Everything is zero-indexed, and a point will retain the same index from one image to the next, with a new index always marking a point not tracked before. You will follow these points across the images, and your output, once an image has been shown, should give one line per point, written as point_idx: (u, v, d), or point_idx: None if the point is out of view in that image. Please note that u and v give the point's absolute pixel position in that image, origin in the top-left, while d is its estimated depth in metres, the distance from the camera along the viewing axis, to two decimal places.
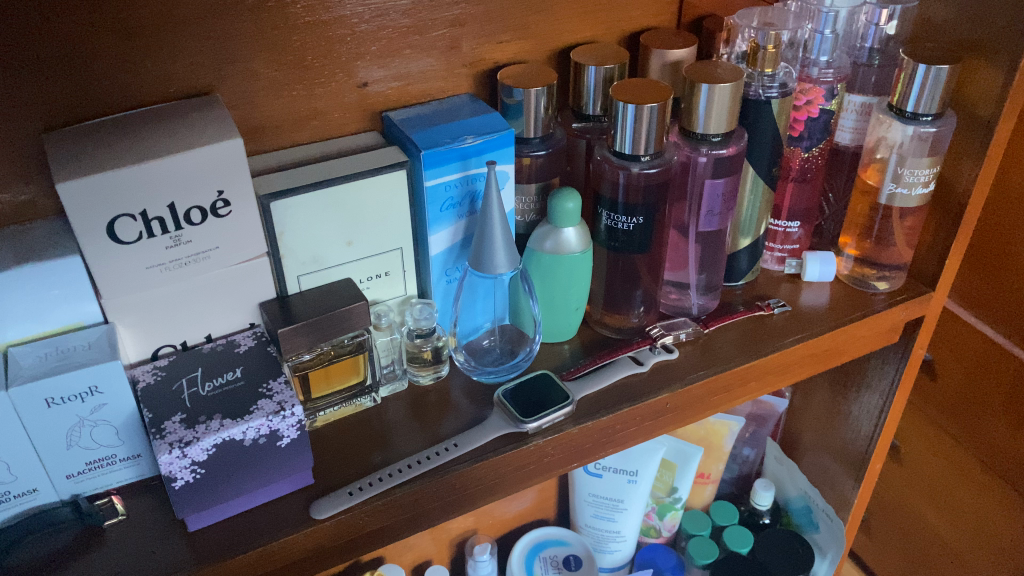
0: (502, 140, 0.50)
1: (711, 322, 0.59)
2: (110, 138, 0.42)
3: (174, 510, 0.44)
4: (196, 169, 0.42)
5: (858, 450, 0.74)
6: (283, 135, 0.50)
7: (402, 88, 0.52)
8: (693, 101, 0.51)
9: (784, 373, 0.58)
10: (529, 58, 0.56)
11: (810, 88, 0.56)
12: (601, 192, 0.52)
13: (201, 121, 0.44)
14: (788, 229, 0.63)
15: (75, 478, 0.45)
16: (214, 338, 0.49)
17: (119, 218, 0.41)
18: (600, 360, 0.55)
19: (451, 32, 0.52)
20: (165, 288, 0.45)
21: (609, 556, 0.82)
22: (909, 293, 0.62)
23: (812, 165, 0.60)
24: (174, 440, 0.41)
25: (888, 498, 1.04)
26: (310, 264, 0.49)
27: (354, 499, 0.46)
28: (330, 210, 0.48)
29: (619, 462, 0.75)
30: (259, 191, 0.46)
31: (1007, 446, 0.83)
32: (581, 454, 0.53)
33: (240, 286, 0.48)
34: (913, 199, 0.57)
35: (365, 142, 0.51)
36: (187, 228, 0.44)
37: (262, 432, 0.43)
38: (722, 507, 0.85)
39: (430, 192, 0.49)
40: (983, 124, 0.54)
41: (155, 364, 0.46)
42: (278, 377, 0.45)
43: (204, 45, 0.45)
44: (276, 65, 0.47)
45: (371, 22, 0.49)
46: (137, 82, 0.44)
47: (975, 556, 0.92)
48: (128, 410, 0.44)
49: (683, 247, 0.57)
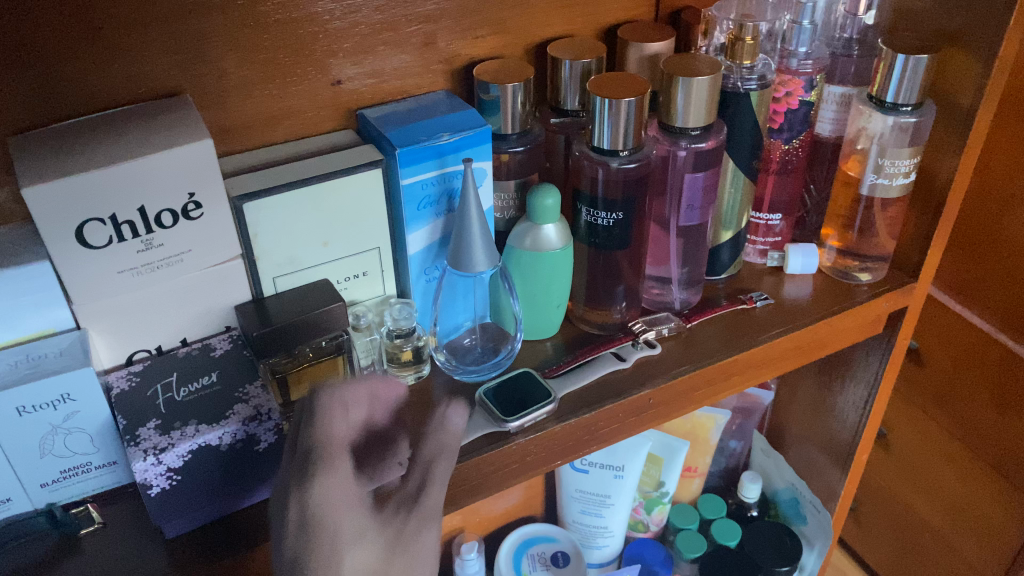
0: (479, 137, 0.49)
1: (694, 315, 0.58)
2: (79, 141, 0.41)
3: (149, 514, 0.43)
4: (168, 172, 0.42)
5: (845, 442, 0.74)
6: (257, 134, 0.49)
7: (377, 86, 0.52)
8: (672, 95, 0.50)
9: (768, 366, 0.58)
10: (506, 53, 0.56)
11: (789, 80, 0.56)
12: (581, 188, 0.52)
13: (171, 122, 0.43)
14: (770, 221, 0.62)
15: (50, 486, 0.44)
16: (189, 342, 0.48)
17: (89, 223, 0.40)
18: (582, 356, 0.54)
19: (425, 28, 0.51)
20: (138, 292, 0.44)
21: (598, 552, 0.82)
22: (892, 284, 0.61)
23: (793, 157, 0.59)
24: (149, 447, 0.41)
25: (876, 486, 1.04)
26: (286, 265, 0.48)
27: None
28: (306, 210, 0.47)
29: (604, 457, 0.75)
30: (231, 192, 0.45)
31: (994, 433, 0.84)
32: (565, 452, 0.52)
33: (215, 289, 0.47)
34: (894, 189, 0.57)
35: (340, 140, 0.51)
36: (158, 231, 0.43)
37: (239, 436, 0.43)
38: (710, 500, 0.85)
39: (407, 191, 0.49)
40: (963, 112, 0.54)
41: (129, 370, 0.45)
42: (254, 382, 0.45)
43: (173, 45, 0.44)
44: (249, 64, 0.47)
45: (344, 19, 0.48)
46: (106, 83, 0.43)
47: (965, 545, 0.92)
48: (102, 417, 0.43)
49: (664, 241, 0.57)
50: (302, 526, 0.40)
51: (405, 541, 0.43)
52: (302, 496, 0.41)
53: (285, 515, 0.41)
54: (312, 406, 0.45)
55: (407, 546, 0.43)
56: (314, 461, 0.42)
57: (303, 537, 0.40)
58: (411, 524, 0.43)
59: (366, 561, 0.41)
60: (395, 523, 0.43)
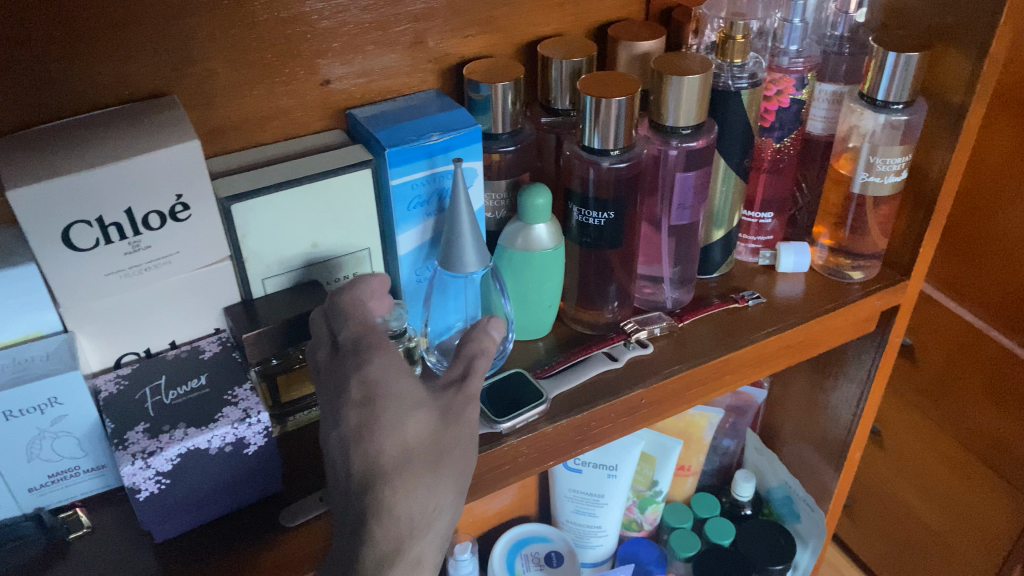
0: (469, 137, 0.49)
1: (686, 314, 0.58)
2: (65, 142, 0.41)
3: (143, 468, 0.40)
4: (155, 173, 0.41)
5: (838, 440, 0.74)
6: (245, 135, 0.49)
7: (367, 85, 0.51)
8: (663, 94, 0.50)
9: (761, 365, 0.58)
10: (496, 52, 0.55)
11: (780, 78, 0.56)
12: (572, 188, 0.52)
13: (158, 123, 0.43)
14: (762, 220, 0.62)
15: (38, 491, 0.44)
16: (178, 345, 0.48)
17: (75, 225, 0.40)
18: (574, 357, 0.54)
19: (415, 27, 0.51)
20: (125, 294, 0.44)
21: (592, 551, 0.82)
22: (884, 282, 0.61)
23: (785, 156, 0.59)
24: (137, 450, 0.40)
25: (870, 483, 1.04)
26: (275, 267, 0.48)
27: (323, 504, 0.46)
28: (294, 211, 0.46)
29: (597, 457, 0.74)
30: (219, 193, 0.45)
31: (987, 430, 0.84)
32: (557, 452, 0.52)
33: (203, 291, 0.47)
34: (886, 187, 0.56)
35: (330, 141, 0.51)
36: (146, 233, 0.43)
37: (228, 440, 0.42)
38: (703, 499, 0.85)
39: (397, 191, 0.48)
40: (955, 109, 0.54)
41: (117, 373, 0.45)
42: (243, 384, 0.45)
43: (160, 45, 0.44)
44: (237, 65, 0.46)
45: (332, 18, 0.48)
46: (92, 84, 0.43)
47: (960, 541, 0.92)
48: (90, 421, 0.43)
49: (656, 240, 0.57)
50: (359, 402, 0.37)
51: (457, 411, 0.39)
52: (359, 369, 0.38)
53: (338, 394, 0.38)
54: (348, 291, 0.43)
55: (460, 416, 0.39)
56: (363, 341, 0.39)
57: (363, 411, 0.37)
58: (459, 394, 0.40)
59: (427, 428, 0.37)
60: (446, 397, 0.39)
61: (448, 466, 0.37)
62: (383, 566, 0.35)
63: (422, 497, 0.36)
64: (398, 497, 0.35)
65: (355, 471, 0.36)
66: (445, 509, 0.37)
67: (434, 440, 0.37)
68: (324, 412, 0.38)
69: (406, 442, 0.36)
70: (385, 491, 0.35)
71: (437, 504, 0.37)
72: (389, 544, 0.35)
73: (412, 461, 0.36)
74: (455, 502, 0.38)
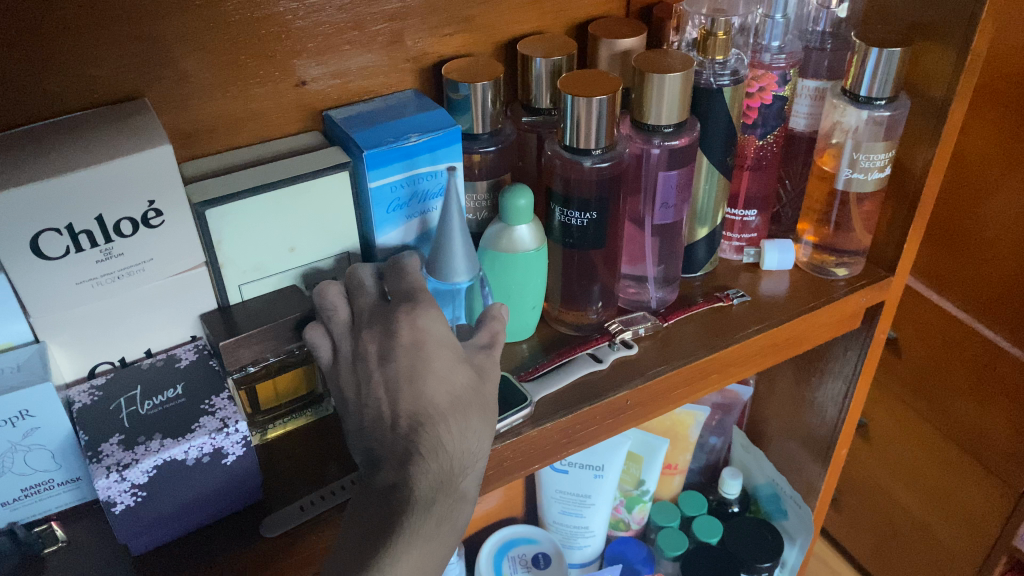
0: (448, 137, 0.48)
1: (670, 314, 0.58)
2: (32, 148, 0.40)
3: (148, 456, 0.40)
4: (126, 178, 0.40)
5: (825, 436, 0.74)
6: (220, 138, 0.48)
7: (344, 86, 0.50)
8: (644, 93, 0.50)
9: (745, 365, 0.58)
10: (476, 50, 0.55)
11: (762, 75, 0.55)
12: (553, 188, 0.51)
13: (128, 127, 0.42)
14: (745, 217, 0.61)
15: (11, 505, 0.43)
16: (154, 353, 0.47)
17: (44, 234, 0.39)
18: (558, 359, 0.54)
19: (392, 26, 0.50)
20: (98, 303, 0.43)
21: (579, 552, 0.81)
22: (868, 278, 0.61)
23: (767, 153, 0.59)
24: (112, 463, 0.39)
25: (856, 477, 1.04)
26: (251, 272, 0.47)
27: (303, 514, 0.46)
28: (270, 216, 0.45)
29: (584, 457, 0.74)
30: (192, 199, 0.43)
31: (972, 421, 0.84)
32: (543, 455, 0.51)
33: (179, 298, 0.46)
34: (869, 183, 0.56)
35: (306, 142, 0.50)
36: (118, 240, 0.42)
37: (205, 451, 0.42)
38: (690, 498, 0.85)
39: (375, 193, 0.47)
40: (937, 105, 0.53)
41: (91, 384, 0.44)
42: (220, 392, 0.44)
43: (129, 47, 0.42)
44: (209, 66, 0.45)
45: (307, 18, 0.47)
46: (60, 88, 0.42)
47: (945, 533, 0.92)
48: (64, 433, 0.42)
49: (639, 239, 0.56)
50: (412, 347, 0.39)
51: (489, 371, 0.42)
52: (410, 318, 0.40)
53: (388, 340, 0.40)
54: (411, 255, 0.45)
55: (491, 376, 0.42)
56: (409, 295, 0.42)
57: (415, 356, 0.39)
58: (489, 358, 0.42)
59: (471, 381, 0.40)
60: (478, 356, 0.42)
61: (487, 414, 0.40)
62: (436, 493, 0.37)
63: (470, 439, 0.38)
64: (451, 435, 0.38)
65: (405, 409, 0.38)
66: (483, 453, 0.40)
67: (476, 390, 0.40)
68: (370, 356, 0.40)
69: (455, 389, 0.39)
70: (440, 428, 0.38)
71: (480, 447, 0.39)
72: (442, 474, 0.37)
73: (461, 404, 0.39)
74: (490, 448, 0.40)
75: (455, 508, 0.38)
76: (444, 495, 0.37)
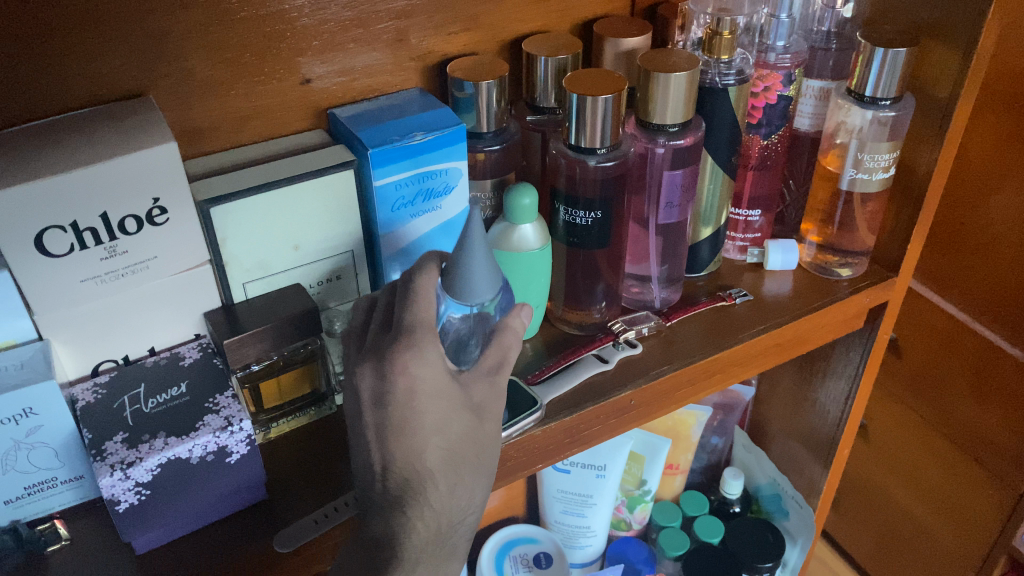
0: (453, 136, 0.48)
1: (673, 314, 0.58)
2: (38, 145, 0.40)
3: (150, 457, 0.40)
4: (132, 176, 0.40)
5: (826, 436, 0.74)
6: (224, 136, 0.48)
7: (348, 84, 0.50)
8: (649, 92, 0.50)
9: (748, 365, 0.57)
10: (480, 49, 0.55)
11: (767, 75, 0.55)
12: (557, 187, 0.51)
13: (133, 124, 0.42)
14: (749, 217, 0.62)
15: (13, 503, 0.43)
16: (157, 351, 0.47)
17: (48, 230, 0.39)
18: (565, 360, 0.53)
19: (397, 24, 0.50)
20: (101, 301, 0.43)
21: (581, 551, 0.81)
22: (872, 279, 0.61)
23: (772, 153, 0.59)
24: (116, 461, 0.39)
25: (857, 478, 1.04)
26: (255, 271, 0.47)
27: (319, 526, 0.44)
28: (273, 214, 0.45)
29: (586, 457, 0.74)
30: (196, 196, 0.43)
31: (973, 424, 0.84)
32: (546, 455, 0.51)
33: (182, 296, 0.46)
34: (873, 184, 0.56)
35: (310, 141, 0.49)
36: (122, 237, 0.42)
37: (210, 449, 0.41)
38: (691, 497, 0.85)
39: (380, 192, 0.47)
40: (942, 106, 0.53)
41: (94, 382, 0.44)
42: (225, 391, 0.44)
43: (132, 44, 0.42)
44: (214, 63, 0.45)
45: (312, 16, 0.47)
46: (64, 84, 0.42)
47: (945, 534, 0.92)
48: (68, 430, 0.42)
49: (643, 239, 0.56)
50: (404, 399, 0.37)
51: (487, 410, 0.40)
52: (404, 363, 0.37)
53: (381, 384, 0.37)
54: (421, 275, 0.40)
55: (489, 413, 0.41)
56: (407, 328, 0.38)
57: (407, 411, 0.37)
58: (491, 389, 0.41)
59: (466, 429, 0.39)
60: (480, 390, 0.40)
61: (479, 459, 0.40)
62: (421, 549, 0.39)
63: (457, 494, 0.39)
64: (438, 493, 0.39)
65: (397, 469, 0.38)
66: (472, 500, 0.41)
67: (469, 439, 0.40)
68: (362, 393, 0.38)
69: (447, 444, 0.38)
70: (428, 490, 0.38)
71: (468, 497, 0.40)
72: (428, 532, 0.39)
73: (452, 460, 0.39)
74: (483, 487, 0.41)
75: (440, 559, 0.40)
76: (429, 551, 0.39)
